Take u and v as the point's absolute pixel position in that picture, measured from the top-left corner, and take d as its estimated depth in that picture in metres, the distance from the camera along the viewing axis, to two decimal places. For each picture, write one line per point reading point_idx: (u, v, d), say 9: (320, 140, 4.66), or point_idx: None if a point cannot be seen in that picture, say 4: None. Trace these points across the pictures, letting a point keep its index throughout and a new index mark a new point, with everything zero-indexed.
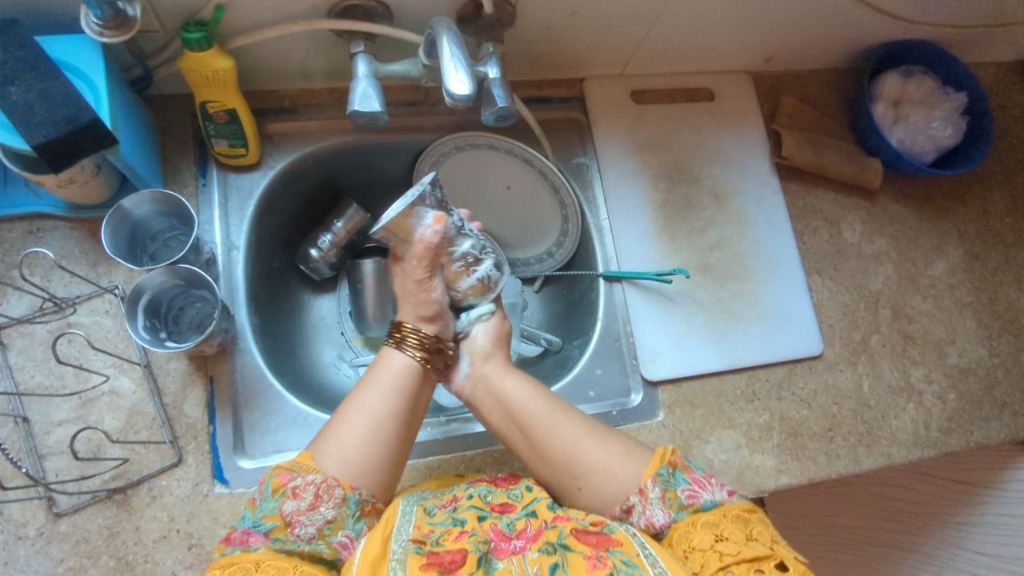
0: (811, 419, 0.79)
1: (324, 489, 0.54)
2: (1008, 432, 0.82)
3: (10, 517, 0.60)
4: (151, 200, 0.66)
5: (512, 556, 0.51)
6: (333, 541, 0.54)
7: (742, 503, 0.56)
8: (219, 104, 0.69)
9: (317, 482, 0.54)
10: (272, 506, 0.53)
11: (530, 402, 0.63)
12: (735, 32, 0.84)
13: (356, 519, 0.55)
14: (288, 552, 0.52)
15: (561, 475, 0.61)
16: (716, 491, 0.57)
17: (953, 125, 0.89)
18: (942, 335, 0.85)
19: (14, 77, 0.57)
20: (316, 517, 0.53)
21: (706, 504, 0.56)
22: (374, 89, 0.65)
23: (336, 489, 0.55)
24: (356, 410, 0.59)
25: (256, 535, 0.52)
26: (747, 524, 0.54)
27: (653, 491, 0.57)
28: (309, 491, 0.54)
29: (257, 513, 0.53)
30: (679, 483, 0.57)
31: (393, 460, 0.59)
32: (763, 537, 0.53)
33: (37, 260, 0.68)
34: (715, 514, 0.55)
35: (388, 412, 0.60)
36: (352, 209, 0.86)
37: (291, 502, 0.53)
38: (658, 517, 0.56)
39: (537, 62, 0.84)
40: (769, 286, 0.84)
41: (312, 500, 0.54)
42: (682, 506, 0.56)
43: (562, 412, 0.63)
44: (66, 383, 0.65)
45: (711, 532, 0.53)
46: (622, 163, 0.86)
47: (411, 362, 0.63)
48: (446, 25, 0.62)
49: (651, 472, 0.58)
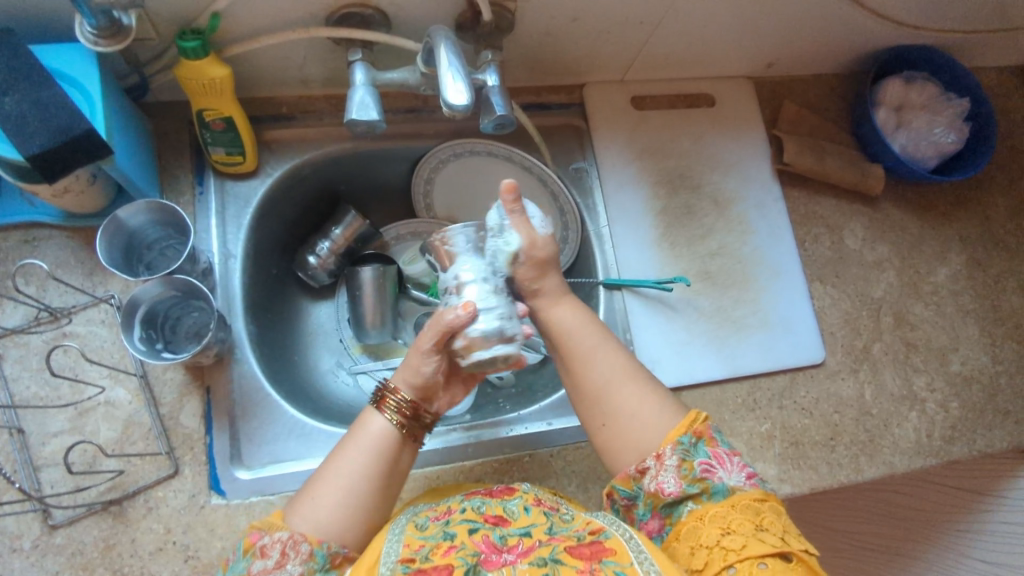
0: (813, 427, 0.78)
1: (290, 546, 0.52)
2: (1011, 440, 0.82)
3: (5, 530, 0.60)
4: (147, 209, 0.66)
5: (502, 568, 0.49)
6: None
7: (756, 491, 0.55)
8: (216, 112, 0.69)
9: (284, 539, 0.52)
10: (242, 565, 0.52)
11: (582, 331, 0.63)
12: (736, 37, 0.84)
13: (324, 572, 0.52)
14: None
15: (588, 407, 0.62)
16: (734, 473, 0.56)
17: (957, 130, 0.88)
18: (945, 341, 0.85)
19: (7, 87, 0.56)
20: None
21: (717, 485, 0.55)
22: (372, 98, 0.64)
23: (303, 544, 0.52)
24: (332, 468, 0.56)
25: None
26: (757, 514, 0.53)
27: (670, 458, 0.56)
28: (276, 549, 0.52)
29: (228, 574, 0.52)
30: (698, 456, 0.57)
31: (369, 519, 0.56)
32: (774, 526, 0.52)
33: (32, 270, 0.68)
34: (724, 505, 0.54)
35: (365, 471, 0.56)
36: (350, 215, 0.84)
37: (258, 562, 0.52)
38: (669, 484, 0.55)
39: (537, 68, 0.83)
40: (770, 293, 0.84)
41: (279, 558, 0.52)
42: (695, 479, 0.55)
43: (608, 349, 0.63)
44: (61, 395, 0.65)
45: (718, 526, 0.53)
46: (622, 170, 0.86)
47: (391, 429, 0.58)
48: (445, 34, 0.61)
49: (672, 439, 0.57)
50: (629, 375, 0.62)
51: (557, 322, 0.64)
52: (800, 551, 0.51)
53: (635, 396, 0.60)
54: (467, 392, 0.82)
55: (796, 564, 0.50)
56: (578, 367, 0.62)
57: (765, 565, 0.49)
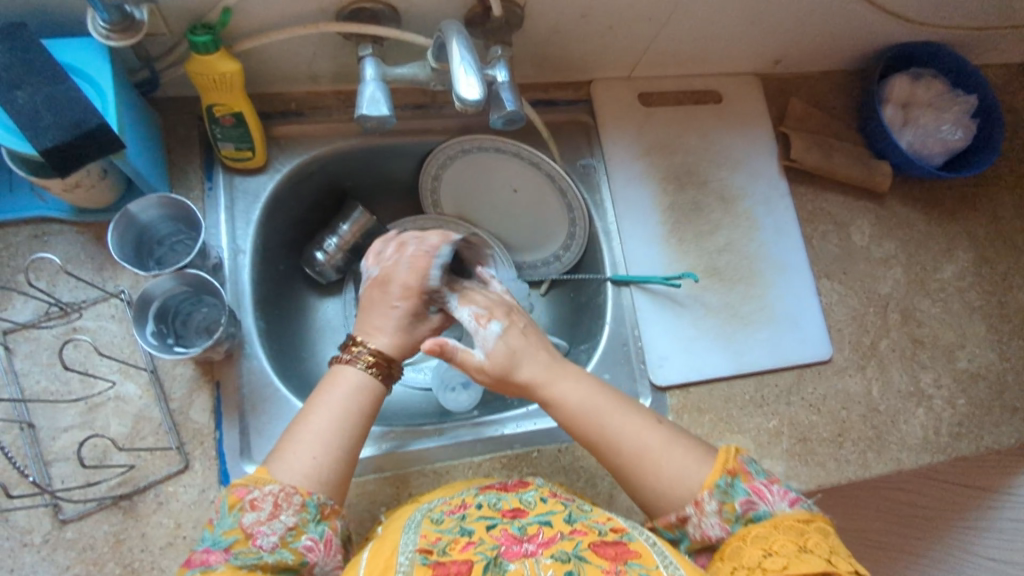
0: (821, 424, 0.78)
1: (282, 497, 0.53)
2: (1019, 437, 0.81)
3: (16, 524, 0.60)
4: (158, 204, 0.66)
5: (523, 559, 0.49)
6: (298, 547, 0.52)
7: (800, 513, 0.55)
8: (226, 107, 0.69)
9: (274, 492, 0.53)
10: (231, 521, 0.52)
11: (595, 403, 0.61)
12: (744, 33, 0.84)
13: (316, 522, 0.54)
14: (250, 566, 0.51)
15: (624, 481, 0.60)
16: (777, 501, 0.56)
17: (964, 127, 0.88)
18: (952, 338, 0.85)
19: (20, 82, 0.57)
20: (276, 526, 0.52)
21: (760, 513, 0.56)
22: (382, 93, 0.64)
23: (294, 496, 0.53)
24: (314, 416, 0.58)
25: (217, 553, 0.51)
26: (801, 535, 0.53)
27: (709, 504, 0.57)
28: (267, 501, 0.53)
29: (216, 531, 0.52)
30: (738, 494, 0.57)
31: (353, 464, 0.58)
32: (819, 548, 0.52)
33: (43, 265, 0.68)
34: (766, 526, 0.55)
35: (348, 418, 0.59)
36: (358, 212, 0.85)
37: (250, 514, 0.52)
38: (714, 529, 0.56)
39: (546, 64, 0.84)
40: (779, 289, 0.84)
41: (271, 509, 0.53)
42: (738, 518, 0.56)
43: (625, 412, 0.61)
44: (72, 389, 0.65)
45: (760, 546, 0.53)
46: (630, 166, 0.86)
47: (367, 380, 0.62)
48: (457, 28, 0.61)
49: (710, 482, 0.58)
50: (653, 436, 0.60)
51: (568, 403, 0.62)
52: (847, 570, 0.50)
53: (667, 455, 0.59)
54: (475, 388, 0.82)
55: None
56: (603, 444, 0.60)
57: None
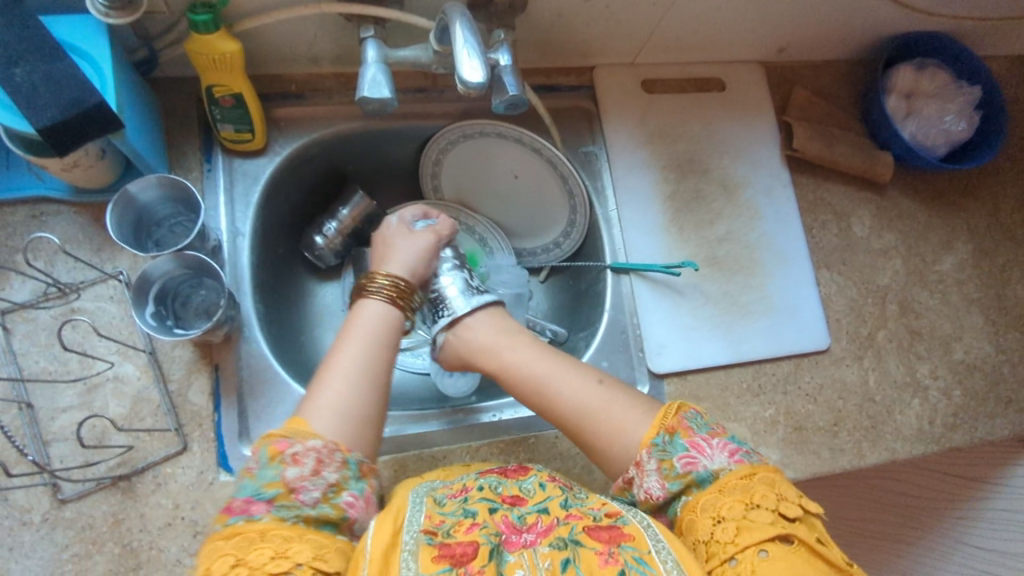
0: (816, 413, 0.79)
1: (325, 454, 0.54)
2: (1012, 429, 0.82)
3: (15, 502, 0.60)
4: (157, 184, 0.66)
5: (523, 550, 0.50)
6: (338, 502, 0.53)
7: (742, 467, 0.55)
8: (225, 88, 0.68)
9: (318, 449, 0.54)
10: (272, 474, 0.52)
11: (536, 366, 0.67)
12: (748, 19, 0.83)
13: (356, 479, 0.55)
14: (294, 519, 0.51)
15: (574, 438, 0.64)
16: (715, 455, 0.57)
17: (967, 119, 0.88)
18: (949, 330, 0.85)
19: (18, 58, 0.56)
20: (319, 482, 0.52)
21: (702, 474, 0.56)
22: (384, 75, 0.64)
23: (337, 453, 0.54)
24: (337, 369, 0.60)
25: (258, 505, 0.51)
26: (745, 492, 0.53)
27: (649, 463, 0.58)
28: (310, 457, 0.53)
29: (257, 481, 0.52)
30: (677, 452, 0.57)
31: (383, 412, 0.60)
32: (766, 500, 0.52)
33: (40, 244, 0.67)
34: (712, 489, 0.55)
35: (373, 372, 0.61)
36: (358, 196, 0.85)
37: (293, 469, 0.52)
38: (654, 489, 0.57)
39: (548, 49, 0.83)
40: (778, 278, 0.84)
41: (314, 466, 0.53)
42: (677, 476, 0.56)
43: (567, 373, 0.66)
44: (70, 369, 0.65)
45: (710, 515, 0.53)
46: (631, 154, 0.85)
47: (385, 311, 0.66)
48: (460, 11, 0.60)
49: (648, 441, 0.59)
50: (597, 400, 0.63)
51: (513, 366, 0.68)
52: (798, 528, 0.50)
53: (609, 412, 0.62)
54: (473, 374, 0.82)
55: (796, 544, 0.50)
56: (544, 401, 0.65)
57: (765, 552, 0.49)
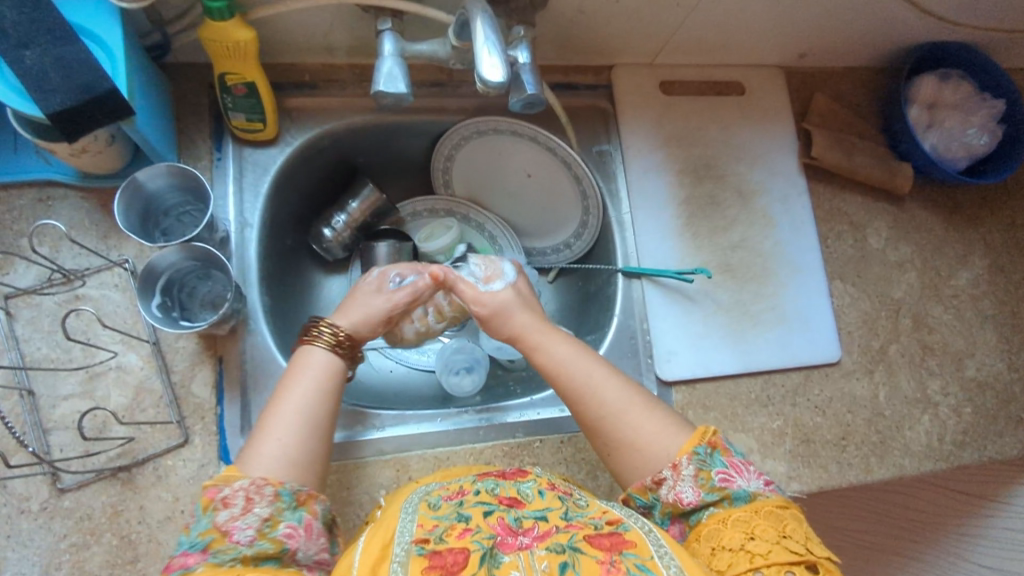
0: (825, 426, 0.77)
1: (254, 490, 0.52)
2: (1021, 448, 0.81)
3: (13, 491, 0.60)
4: (166, 172, 0.65)
5: (519, 551, 0.49)
6: (277, 535, 0.51)
7: (777, 497, 0.55)
8: (238, 77, 0.67)
9: (245, 486, 0.52)
10: (205, 522, 0.50)
11: (579, 362, 0.64)
12: (772, 23, 0.82)
13: (292, 509, 0.52)
14: (231, 562, 0.48)
15: (603, 440, 0.61)
16: (752, 479, 0.56)
17: (990, 133, 0.86)
18: (962, 346, 0.84)
19: (29, 40, 0.54)
20: (251, 518, 0.50)
21: (738, 492, 0.55)
22: (400, 69, 0.62)
23: (266, 487, 0.52)
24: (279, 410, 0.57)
25: (195, 555, 0.49)
26: (781, 521, 0.53)
27: (686, 468, 0.57)
28: (239, 497, 0.51)
29: (191, 533, 0.50)
30: (715, 465, 0.57)
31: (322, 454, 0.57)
32: (796, 533, 0.53)
33: (47, 230, 0.66)
34: (747, 509, 0.54)
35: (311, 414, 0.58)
36: (367, 188, 0.83)
37: (223, 512, 0.50)
38: (687, 494, 0.56)
39: (567, 46, 0.81)
40: (791, 289, 0.83)
41: (244, 504, 0.51)
42: (714, 488, 0.56)
43: (607, 372, 0.63)
44: (73, 357, 0.64)
45: (742, 530, 0.53)
46: (647, 156, 0.84)
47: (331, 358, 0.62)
48: (481, 6, 0.59)
49: (688, 449, 0.58)
50: (630, 404, 0.61)
51: (551, 355, 0.65)
52: (824, 560, 0.51)
53: (640, 421, 0.60)
54: (479, 372, 0.81)
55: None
56: (581, 399, 0.62)
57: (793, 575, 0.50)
